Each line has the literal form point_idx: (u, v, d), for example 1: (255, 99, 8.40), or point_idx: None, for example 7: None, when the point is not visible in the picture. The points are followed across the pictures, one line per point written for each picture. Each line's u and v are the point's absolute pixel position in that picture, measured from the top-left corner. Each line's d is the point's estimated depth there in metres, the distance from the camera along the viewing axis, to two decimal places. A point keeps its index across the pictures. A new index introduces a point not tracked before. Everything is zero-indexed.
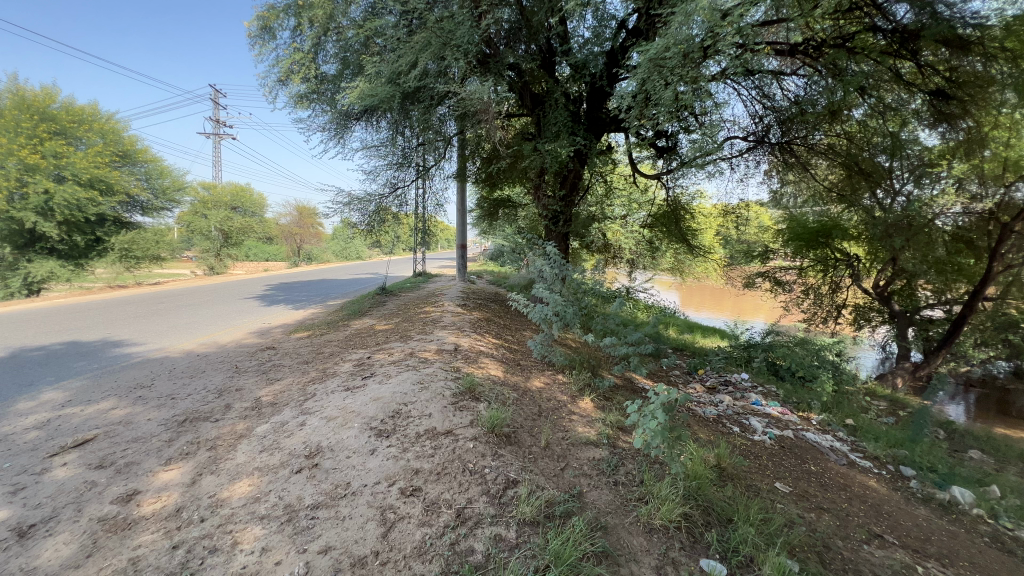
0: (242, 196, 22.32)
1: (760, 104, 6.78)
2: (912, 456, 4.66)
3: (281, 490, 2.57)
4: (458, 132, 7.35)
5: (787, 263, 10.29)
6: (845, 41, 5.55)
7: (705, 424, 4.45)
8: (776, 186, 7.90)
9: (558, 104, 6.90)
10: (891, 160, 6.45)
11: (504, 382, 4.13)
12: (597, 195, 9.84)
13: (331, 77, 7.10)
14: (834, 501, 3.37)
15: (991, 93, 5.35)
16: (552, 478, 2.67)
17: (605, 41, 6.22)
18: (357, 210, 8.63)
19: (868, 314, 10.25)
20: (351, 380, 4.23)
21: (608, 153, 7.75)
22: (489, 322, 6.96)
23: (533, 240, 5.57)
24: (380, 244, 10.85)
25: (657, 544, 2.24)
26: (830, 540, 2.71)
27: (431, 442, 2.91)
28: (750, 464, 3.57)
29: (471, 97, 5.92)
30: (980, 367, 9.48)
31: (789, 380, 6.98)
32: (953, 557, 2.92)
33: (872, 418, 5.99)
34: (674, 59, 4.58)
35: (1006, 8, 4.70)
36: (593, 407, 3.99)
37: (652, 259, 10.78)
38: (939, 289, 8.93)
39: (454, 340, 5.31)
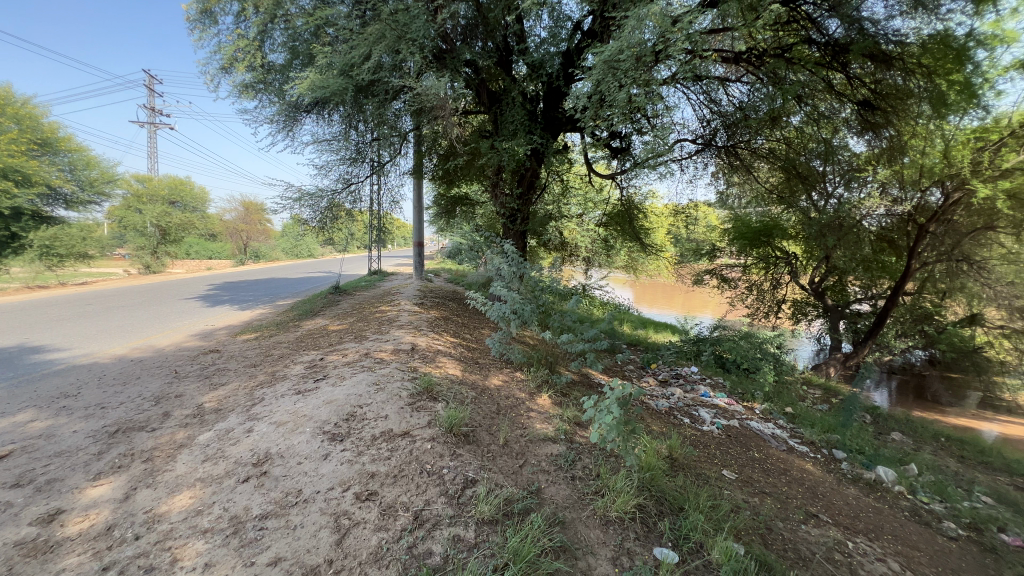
0: (181, 190, 21.03)
1: (707, 108, 7.06)
2: (844, 440, 5.02)
3: (226, 501, 2.44)
4: (414, 128, 7.18)
5: (733, 261, 10.97)
6: (783, 52, 5.94)
7: (657, 416, 4.60)
8: (723, 188, 8.24)
9: (514, 102, 6.91)
10: (825, 165, 6.90)
11: (462, 381, 4.10)
12: (553, 195, 9.94)
13: (279, 67, 6.83)
14: (776, 485, 3.57)
15: (910, 105, 5.82)
16: (510, 476, 2.68)
17: (561, 41, 6.35)
18: (308, 206, 8.30)
19: (805, 309, 10.93)
20: (302, 383, 4.07)
21: (565, 153, 7.85)
22: (447, 321, 6.88)
23: (491, 238, 5.55)
24: (333, 242, 10.51)
25: (614, 535, 2.30)
26: (772, 522, 2.88)
27: (387, 444, 2.85)
28: (699, 454, 3.73)
29: (427, 92, 5.82)
30: (902, 356, 10.44)
31: (734, 372, 7.36)
32: (879, 532, 3.17)
33: (809, 407, 6.41)
34: (627, 62, 4.71)
35: (923, 29, 5.28)
36: (551, 404, 4.03)
37: (607, 258, 11.11)
38: (866, 283, 9.73)
39: (411, 340, 5.22)
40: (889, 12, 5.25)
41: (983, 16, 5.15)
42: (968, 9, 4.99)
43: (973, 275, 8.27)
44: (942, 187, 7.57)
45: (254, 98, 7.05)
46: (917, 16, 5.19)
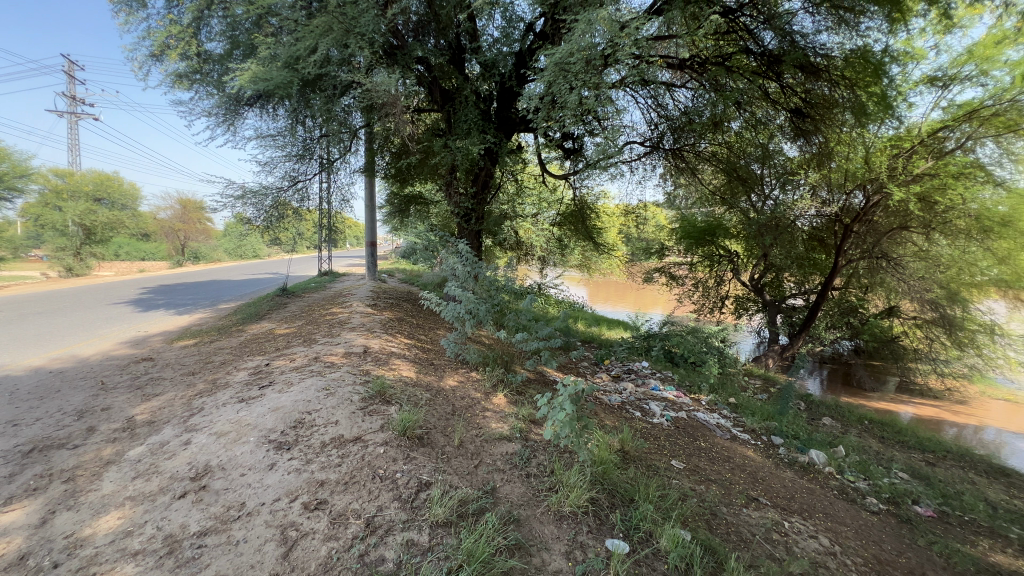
0: (108, 185, 19.48)
1: (655, 112, 7.30)
2: (780, 426, 5.36)
3: (160, 520, 2.28)
4: (365, 125, 6.98)
5: (680, 259, 11.63)
6: (723, 60, 6.26)
7: (610, 411, 4.72)
8: (671, 189, 8.53)
9: (467, 101, 6.87)
10: (763, 168, 7.28)
11: (417, 383, 4.03)
12: (508, 194, 9.96)
13: (217, 57, 6.45)
14: (720, 472, 3.76)
15: (836, 114, 6.22)
16: (465, 477, 2.67)
17: (514, 42, 6.35)
18: (252, 205, 7.88)
19: (746, 304, 11.55)
20: (246, 391, 3.87)
21: (519, 153, 7.89)
22: (402, 322, 6.76)
23: (446, 237, 5.49)
24: (280, 242, 10.08)
25: (567, 530, 2.34)
26: (716, 507, 3.02)
27: (337, 451, 2.76)
28: (649, 446, 3.86)
29: (377, 88, 5.69)
30: (831, 347, 11.22)
31: (682, 365, 7.70)
32: (812, 511, 3.41)
33: (750, 396, 6.81)
34: (578, 64, 4.80)
35: (845, 44, 5.72)
36: (506, 403, 4.04)
37: (561, 257, 11.28)
38: (800, 279, 10.39)
39: (363, 342, 5.08)
40: (816, 27, 5.67)
41: (896, 34, 5.64)
42: (884, 27, 5.43)
43: (890, 271, 9.01)
44: (863, 190, 8.22)
45: (189, 89, 6.62)
46: (840, 32, 5.63)
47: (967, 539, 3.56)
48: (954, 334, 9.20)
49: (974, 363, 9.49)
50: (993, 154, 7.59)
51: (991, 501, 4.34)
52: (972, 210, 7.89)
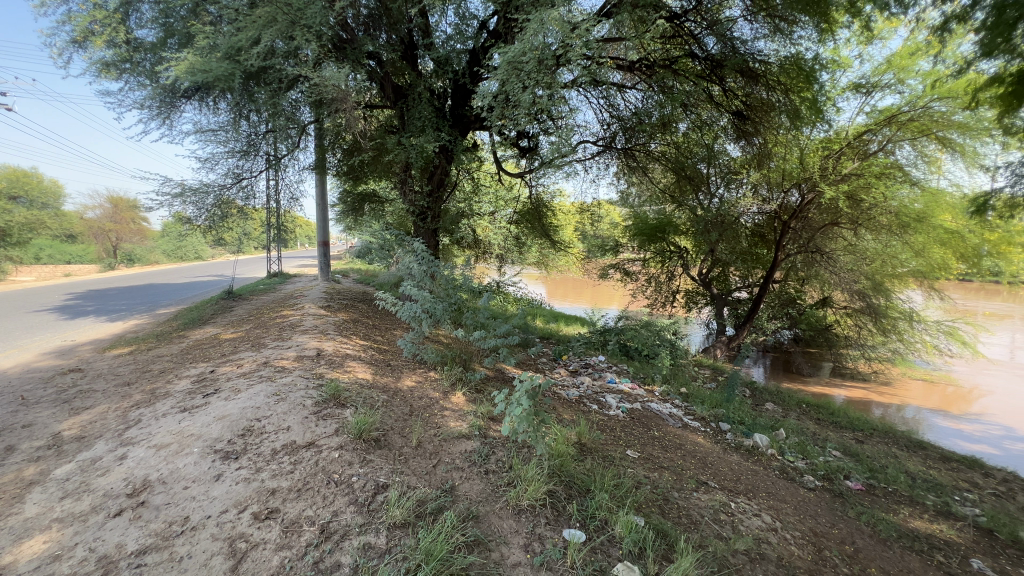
0: (25, 183, 17.99)
1: (607, 112, 7.46)
2: (727, 413, 5.66)
3: (93, 541, 2.13)
4: (314, 120, 6.73)
5: (634, 256, 12.04)
6: (671, 63, 6.48)
7: (568, 406, 4.81)
8: (624, 187, 8.77)
9: (421, 98, 6.78)
10: (709, 167, 7.68)
11: (373, 385, 3.95)
12: (465, 192, 9.90)
13: (149, 45, 6.03)
14: (672, 459, 3.92)
15: (773, 117, 6.57)
16: (424, 476, 2.66)
17: (467, 39, 6.34)
18: (192, 203, 7.43)
19: (695, 298, 12.06)
20: (189, 400, 3.67)
21: (474, 151, 7.86)
22: (356, 323, 6.59)
23: (402, 235, 5.39)
24: (224, 242, 9.57)
25: (525, 523, 2.38)
26: (668, 493, 3.16)
27: (289, 457, 2.68)
28: (605, 438, 3.97)
29: (326, 83, 5.51)
30: (773, 336, 11.84)
31: (637, 358, 8.01)
32: (756, 491, 3.63)
33: (699, 386, 7.14)
34: (530, 63, 4.83)
35: (780, 51, 6.11)
36: (465, 401, 4.03)
37: (519, 255, 11.32)
38: (744, 273, 10.97)
39: (316, 345, 4.94)
40: (754, 34, 6.01)
41: (826, 44, 6.06)
42: (814, 37, 5.83)
43: (824, 265, 9.66)
44: (799, 189, 8.90)
45: (117, 79, 6.15)
46: (776, 39, 6.01)
47: (891, 508, 3.90)
48: (879, 322, 9.99)
49: (896, 347, 10.35)
50: (910, 156, 8.30)
51: (911, 472, 4.77)
52: (893, 207, 8.62)
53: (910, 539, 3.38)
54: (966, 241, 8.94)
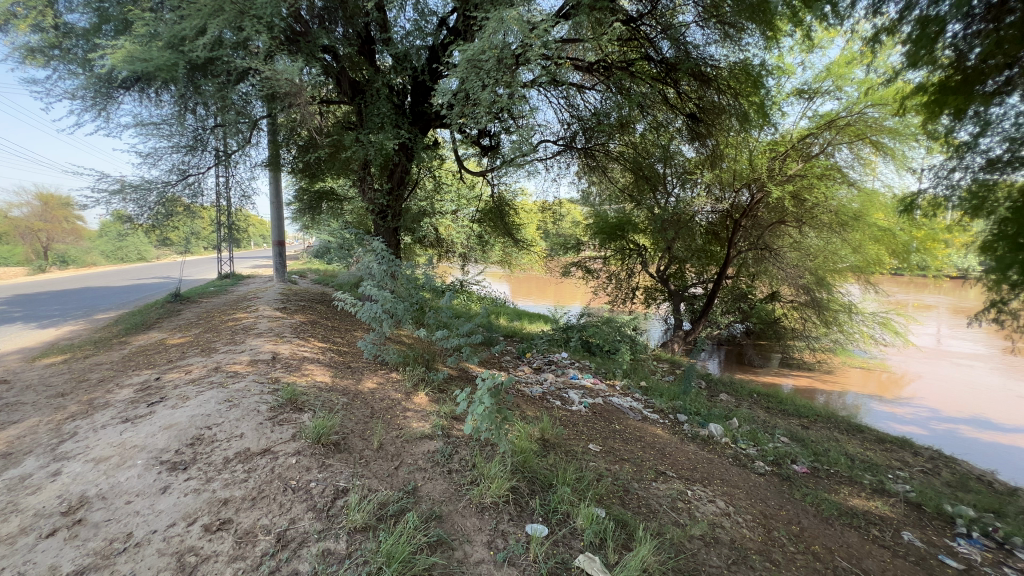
0: None
1: (567, 112, 7.56)
2: (685, 405, 5.88)
3: (21, 564, 1.98)
4: (266, 115, 6.46)
5: (595, 254, 12.28)
6: (628, 65, 6.63)
7: (531, 402, 4.87)
8: (585, 186, 8.93)
9: (379, 94, 6.64)
10: (665, 167, 7.92)
11: (332, 388, 3.85)
12: (426, 190, 9.77)
13: (82, 31, 5.63)
14: (633, 451, 4.03)
15: (725, 120, 6.85)
16: (385, 479, 2.62)
17: (427, 35, 6.29)
18: (133, 201, 6.99)
19: (654, 294, 12.45)
20: (131, 409, 3.45)
21: (435, 148, 7.77)
22: (314, 325, 6.40)
23: (362, 234, 5.27)
24: (170, 241, 9.05)
25: (488, 520, 2.39)
26: (628, 484, 3.24)
27: (243, 465, 2.58)
28: (568, 433, 4.04)
29: (279, 76, 5.32)
30: (727, 330, 12.37)
31: (598, 353, 8.18)
32: (711, 479, 3.78)
33: (658, 379, 7.38)
34: (490, 62, 4.84)
35: (730, 56, 6.40)
36: (428, 401, 3.99)
37: (482, 253, 11.33)
38: (699, 270, 11.39)
39: (272, 348, 4.76)
40: (706, 39, 6.26)
41: (771, 51, 6.38)
42: (760, 44, 6.13)
43: (772, 261, 10.16)
44: (749, 189, 9.39)
45: (45, 67, 5.70)
46: (726, 45, 6.27)
47: (833, 488, 4.17)
48: (822, 314, 10.62)
49: (837, 338, 11.04)
50: (848, 158, 8.86)
51: (850, 454, 5.11)
52: (833, 206, 9.18)
53: (849, 516, 3.63)
54: (897, 238, 9.62)
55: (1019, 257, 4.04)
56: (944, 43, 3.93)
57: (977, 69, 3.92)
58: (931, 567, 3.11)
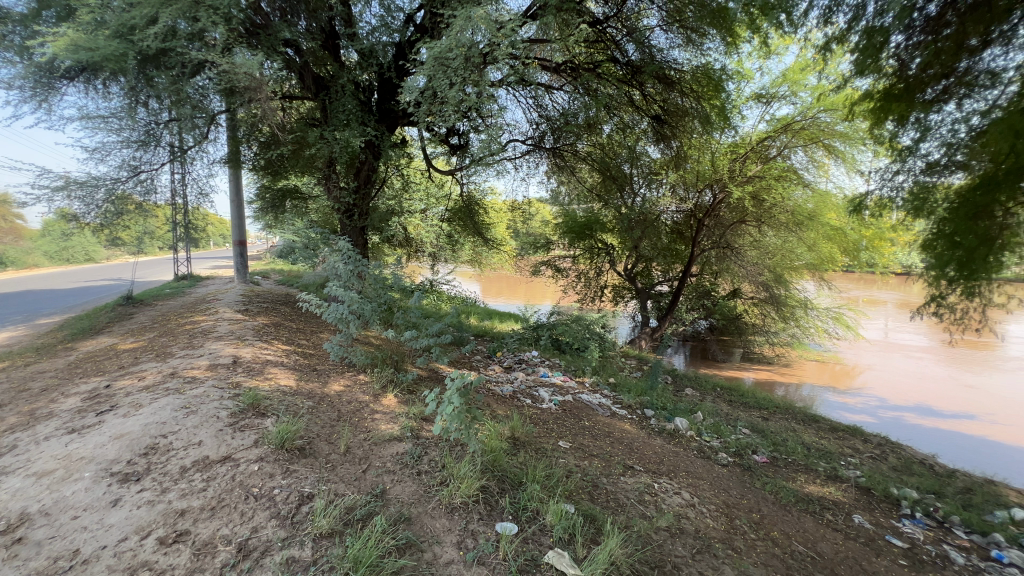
0: None
1: (536, 112, 7.60)
2: (652, 400, 6.02)
3: None
4: (225, 109, 6.21)
5: (565, 252, 12.41)
6: (595, 67, 6.72)
7: (502, 401, 4.87)
8: (554, 185, 8.99)
9: (344, 90, 6.49)
10: (632, 167, 8.08)
11: (297, 392, 3.75)
12: (394, 189, 9.61)
13: (19, 17, 5.28)
14: (602, 447, 4.10)
15: (688, 122, 7.04)
16: (353, 483, 2.57)
17: (393, 32, 6.21)
18: (79, 198, 6.59)
19: (622, 293, 12.68)
20: (79, 419, 3.26)
21: (403, 146, 7.66)
22: (278, 327, 6.21)
23: (328, 233, 5.13)
24: (121, 241, 8.58)
25: (458, 521, 2.38)
26: (597, 479, 3.30)
27: (201, 474, 2.48)
28: (538, 430, 4.07)
29: (237, 70, 5.13)
30: (691, 326, 12.73)
31: (568, 351, 8.28)
32: (677, 471, 3.89)
33: (626, 375, 7.53)
34: (457, 60, 4.81)
35: (693, 60, 6.59)
36: (397, 403, 3.94)
37: (452, 253, 11.27)
38: (665, 268, 11.67)
39: (233, 352, 4.59)
40: (669, 43, 6.42)
41: (731, 56, 6.60)
42: (721, 49, 6.34)
43: (734, 259, 10.52)
44: (712, 190, 9.72)
45: None
46: (689, 49, 6.45)
47: (790, 476, 4.35)
48: (780, 310, 11.07)
49: (795, 333, 11.54)
50: (803, 161, 9.27)
51: (806, 443, 5.35)
52: (790, 206, 9.58)
53: (805, 502, 3.80)
54: (848, 237, 10.12)
55: (956, 255, 4.45)
56: (889, 52, 4.17)
57: (917, 78, 4.17)
58: (879, 547, 3.30)
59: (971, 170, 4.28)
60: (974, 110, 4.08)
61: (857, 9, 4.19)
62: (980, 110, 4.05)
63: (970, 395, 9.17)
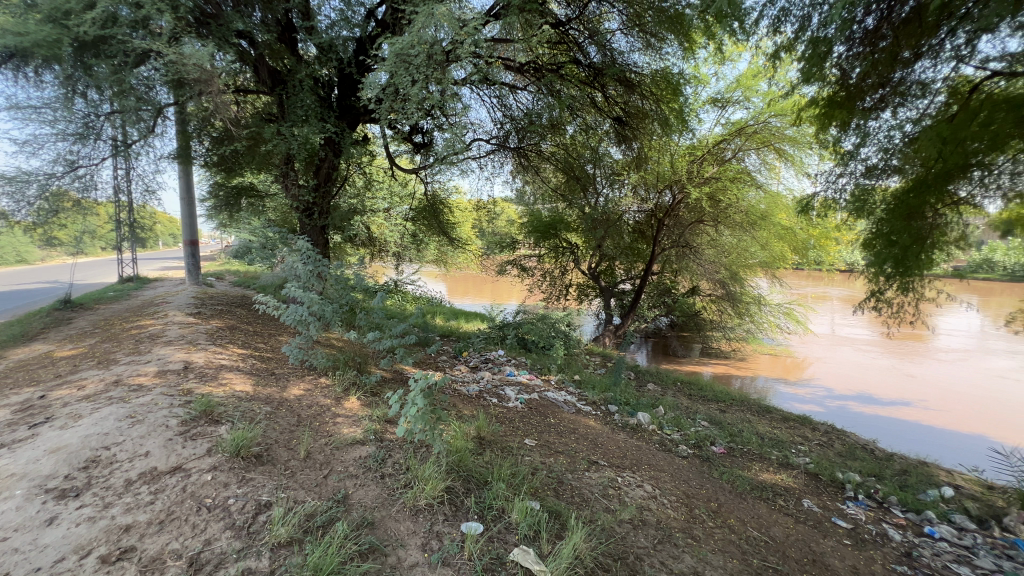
0: None
1: (500, 112, 7.60)
2: (615, 396, 6.16)
3: None
4: (173, 102, 5.90)
5: (530, 252, 12.49)
6: (558, 68, 6.78)
7: (468, 401, 4.87)
8: (519, 185, 9.02)
9: (302, 85, 6.29)
10: (595, 168, 8.22)
11: (253, 397, 3.61)
12: (357, 187, 9.40)
13: None
14: (567, 444, 4.16)
15: (648, 125, 7.22)
16: (313, 489, 2.50)
17: (354, 27, 6.08)
18: (7, 195, 6.10)
19: (587, 291, 12.88)
20: (9, 433, 3.03)
21: (365, 144, 7.50)
22: (233, 330, 5.95)
23: (286, 232, 4.97)
24: (57, 240, 7.99)
25: (423, 522, 2.36)
26: (563, 475, 3.34)
27: (149, 487, 2.35)
28: (504, 429, 4.08)
29: (186, 61, 4.88)
30: (653, 323, 13.09)
31: (534, 350, 8.35)
32: (641, 465, 3.99)
33: (591, 372, 7.67)
34: (420, 57, 4.74)
35: (652, 64, 6.76)
36: (360, 405, 3.86)
37: (417, 252, 11.15)
38: (628, 267, 11.93)
39: (183, 357, 4.37)
40: (629, 46, 6.57)
41: (689, 61, 6.81)
42: (679, 54, 6.54)
43: (692, 257, 10.88)
44: (671, 190, 10.01)
45: None
46: (649, 53, 6.62)
47: (746, 465, 4.55)
48: (736, 306, 11.53)
49: (749, 328, 12.05)
50: (756, 163, 9.68)
51: (760, 433, 5.61)
52: (744, 206, 9.99)
53: (759, 489, 3.99)
54: (797, 236, 10.65)
55: (892, 253, 4.79)
56: (832, 62, 4.38)
57: (857, 87, 4.43)
58: (826, 528, 3.50)
59: (904, 174, 4.58)
60: (907, 118, 4.37)
61: (803, 20, 4.41)
62: (912, 118, 4.35)
63: (907, 383, 9.86)
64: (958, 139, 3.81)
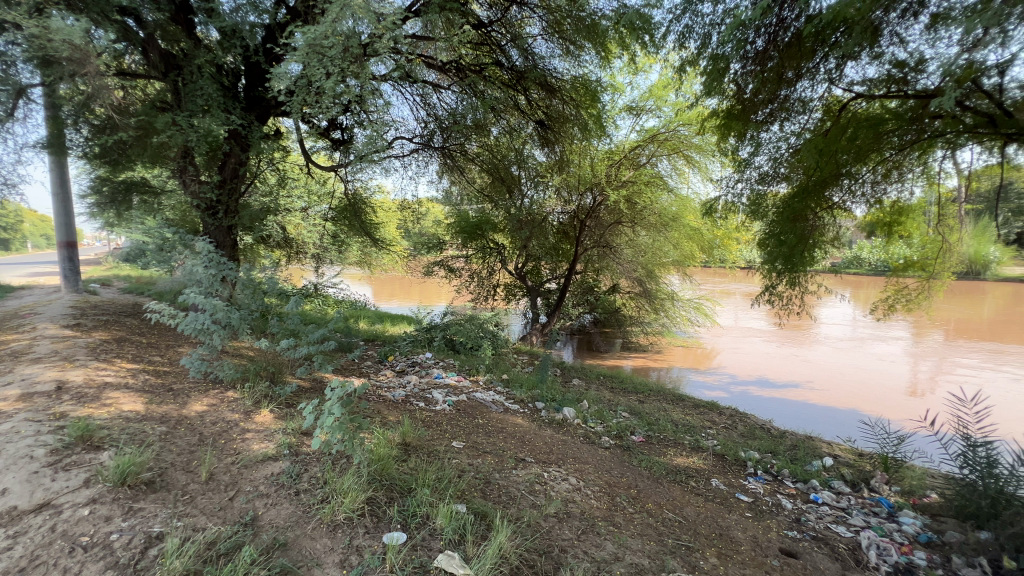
0: None
1: (423, 110, 7.46)
2: (543, 393, 6.29)
3: None
4: (39, 82, 5.12)
5: (457, 252, 12.40)
6: (481, 69, 6.78)
7: (393, 406, 4.71)
8: (445, 185, 8.92)
9: (201, 71, 5.75)
10: (520, 170, 8.34)
11: (145, 417, 3.22)
12: (269, 184, 8.77)
13: None
14: (495, 443, 4.17)
15: (569, 129, 7.45)
16: (216, 513, 2.29)
17: (262, 13, 5.69)
18: None
19: (514, 291, 13.04)
20: None
21: (276, 138, 7.01)
22: (121, 343, 5.29)
23: (185, 233, 4.50)
24: None
25: (342, 538, 2.24)
26: (490, 475, 3.34)
27: (7, 530, 2.02)
28: (431, 433, 4.01)
29: (53, 36, 4.26)
30: (577, 321, 13.56)
31: (462, 351, 8.30)
32: (566, 459, 4.10)
33: (519, 371, 7.77)
34: (334, 49, 4.50)
35: (571, 70, 6.99)
36: (273, 418, 3.59)
37: (338, 253, 10.63)
38: (553, 266, 12.25)
39: (57, 375, 3.81)
40: (549, 52, 6.75)
41: (605, 69, 7.12)
42: (595, 62, 6.82)
43: (612, 257, 11.41)
44: (592, 193, 10.42)
45: None
46: (568, 60, 6.85)
47: (662, 451, 4.85)
48: (653, 302, 12.26)
49: (665, 322, 12.86)
50: (668, 168, 10.35)
51: (674, 420, 6.00)
52: (658, 208, 10.64)
53: (674, 473, 4.26)
54: (705, 237, 11.55)
55: (781, 251, 5.34)
56: (730, 77, 4.76)
57: (751, 102, 4.87)
58: (730, 503, 3.83)
59: (791, 181, 5.11)
60: (792, 132, 4.88)
61: (705, 38, 4.77)
62: (796, 131, 4.86)
63: (799, 367, 11.05)
64: (832, 152, 4.32)
